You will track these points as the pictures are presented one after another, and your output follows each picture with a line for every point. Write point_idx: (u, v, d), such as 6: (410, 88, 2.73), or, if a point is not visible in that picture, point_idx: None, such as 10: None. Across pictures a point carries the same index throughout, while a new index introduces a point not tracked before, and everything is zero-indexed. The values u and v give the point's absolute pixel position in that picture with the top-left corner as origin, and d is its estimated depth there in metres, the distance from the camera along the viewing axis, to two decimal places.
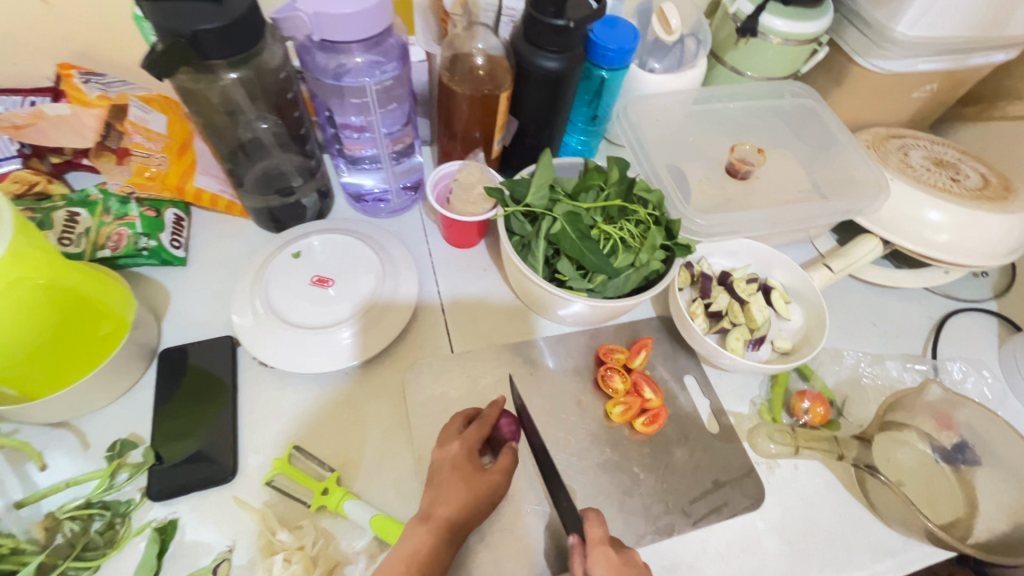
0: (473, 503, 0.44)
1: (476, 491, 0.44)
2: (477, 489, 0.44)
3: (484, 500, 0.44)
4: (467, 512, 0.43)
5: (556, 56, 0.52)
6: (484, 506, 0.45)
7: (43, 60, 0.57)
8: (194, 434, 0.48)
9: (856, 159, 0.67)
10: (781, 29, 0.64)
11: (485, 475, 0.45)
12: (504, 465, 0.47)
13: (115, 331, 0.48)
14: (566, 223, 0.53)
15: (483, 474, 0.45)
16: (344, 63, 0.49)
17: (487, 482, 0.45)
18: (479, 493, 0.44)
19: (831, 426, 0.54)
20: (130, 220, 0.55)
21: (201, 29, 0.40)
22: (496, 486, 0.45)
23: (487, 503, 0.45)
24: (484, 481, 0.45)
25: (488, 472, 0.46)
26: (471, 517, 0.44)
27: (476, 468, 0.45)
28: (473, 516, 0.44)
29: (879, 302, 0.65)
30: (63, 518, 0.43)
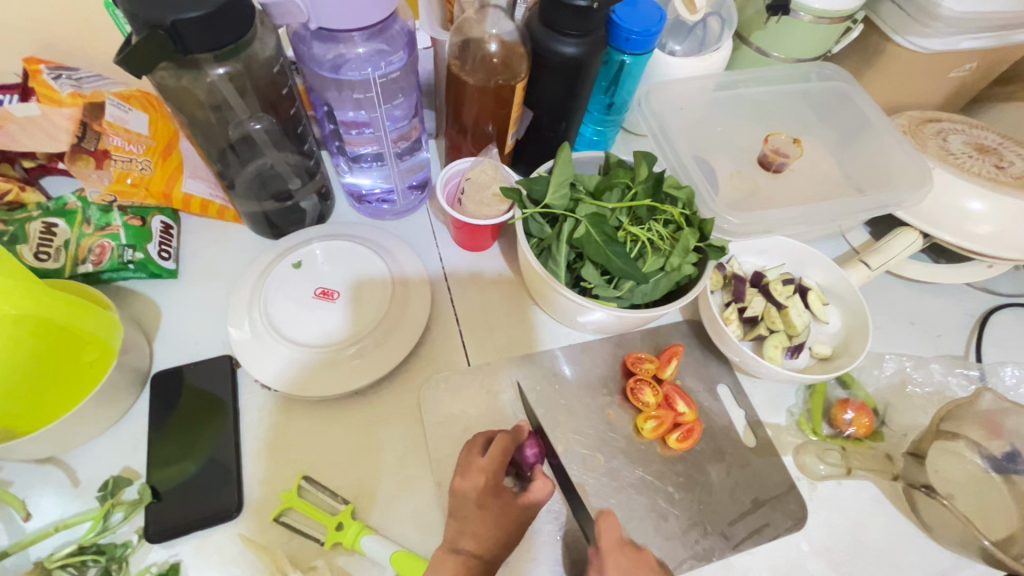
0: (500, 536, 0.41)
1: (502, 523, 0.41)
2: (504, 521, 0.41)
3: (512, 531, 0.42)
4: (494, 546, 0.41)
5: (575, 40, 0.47)
6: (512, 538, 0.42)
7: (9, 54, 0.52)
8: (191, 466, 0.44)
9: (894, 146, 0.62)
10: (815, 6, 0.59)
11: (511, 505, 0.42)
12: (533, 493, 0.43)
13: (101, 357, 0.44)
14: (591, 226, 0.49)
15: (511, 503, 0.42)
16: (343, 54, 0.44)
17: (517, 509, 0.42)
18: (505, 526, 0.41)
19: (875, 437, 0.51)
20: (113, 230, 0.50)
21: (181, 19, 0.34)
22: (524, 515, 0.42)
23: (515, 535, 0.42)
24: (510, 511, 0.42)
25: (515, 501, 0.42)
26: (499, 551, 0.41)
27: (505, 497, 0.42)
28: (501, 549, 0.41)
29: (917, 298, 0.62)
30: (53, 568, 0.39)
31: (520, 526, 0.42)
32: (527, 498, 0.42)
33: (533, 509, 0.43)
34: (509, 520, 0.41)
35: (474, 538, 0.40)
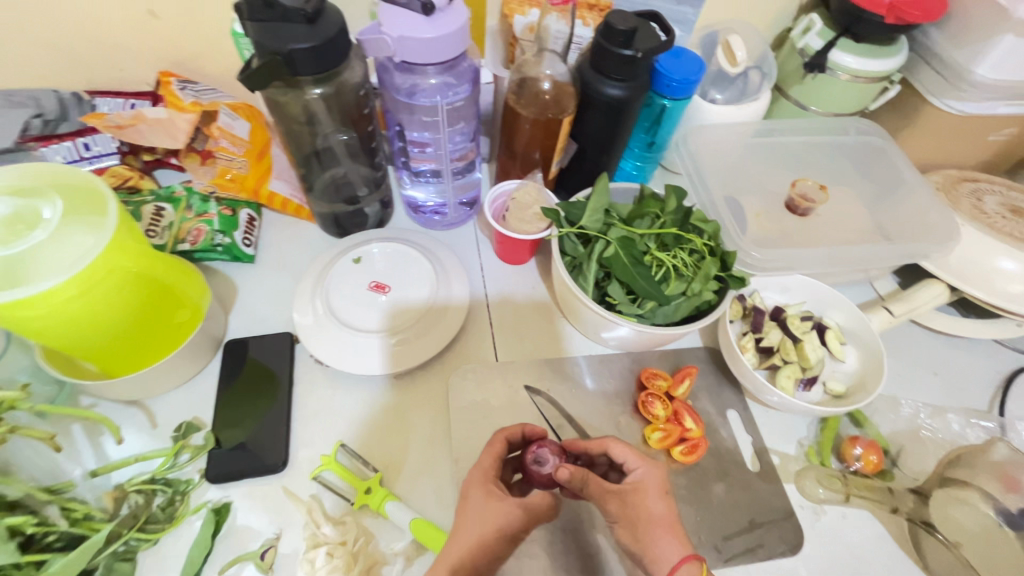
0: (492, 540, 0.41)
1: (490, 523, 0.42)
2: (496, 523, 0.42)
3: (503, 536, 0.42)
4: (486, 551, 0.41)
5: (620, 84, 0.54)
6: (504, 545, 0.41)
7: (146, 67, 0.63)
8: (246, 426, 0.51)
9: (925, 202, 0.64)
10: (851, 66, 0.64)
11: (506, 506, 0.42)
12: (529, 501, 0.44)
13: (189, 320, 0.51)
14: (620, 247, 0.53)
15: (496, 503, 0.42)
16: (418, 83, 0.52)
17: (501, 511, 0.42)
18: (498, 529, 0.42)
19: (884, 476, 0.52)
20: (208, 217, 0.60)
21: (294, 49, 0.43)
22: (520, 522, 0.42)
23: (513, 538, 0.42)
24: (504, 512, 0.42)
25: (505, 498, 0.43)
26: (490, 557, 0.41)
27: (490, 495, 0.43)
28: (494, 555, 0.41)
29: (941, 350, 0.62)
30: (130, 490, 0.46)
31: (516, 532, 0.42)
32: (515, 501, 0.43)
33: (530, 517, 0.43)
34: (504, 524, 0.42)
35: (467, 544, 0.41)
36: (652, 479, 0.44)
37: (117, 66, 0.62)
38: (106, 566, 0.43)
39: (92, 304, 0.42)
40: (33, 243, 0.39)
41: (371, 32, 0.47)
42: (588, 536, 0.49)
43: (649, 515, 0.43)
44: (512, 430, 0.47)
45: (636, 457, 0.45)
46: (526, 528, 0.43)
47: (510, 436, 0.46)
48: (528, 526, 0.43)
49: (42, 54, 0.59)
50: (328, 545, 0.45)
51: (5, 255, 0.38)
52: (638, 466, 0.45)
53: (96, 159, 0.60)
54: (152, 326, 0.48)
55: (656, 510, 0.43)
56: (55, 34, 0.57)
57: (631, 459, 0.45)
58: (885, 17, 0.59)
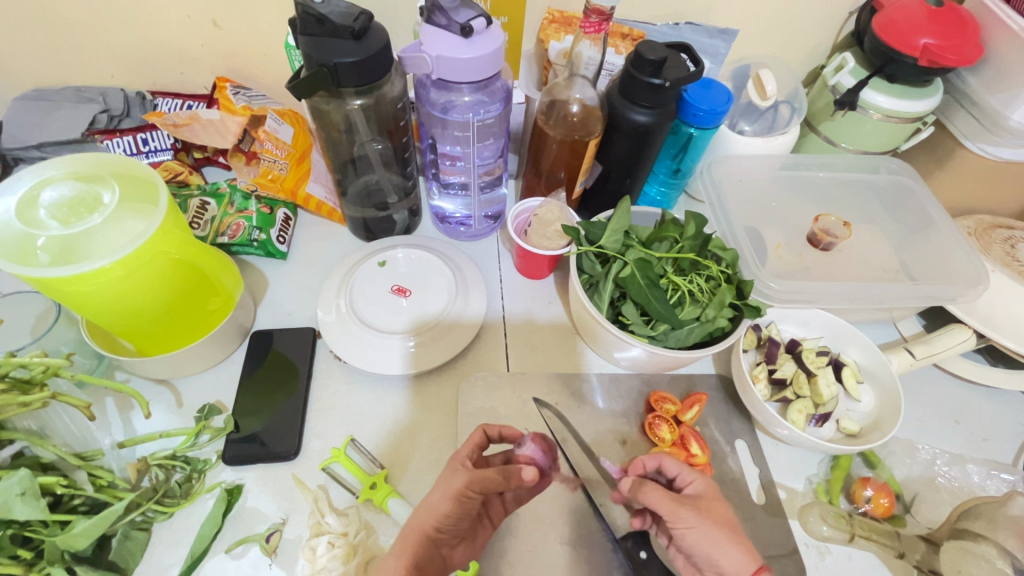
0: (438, 503, 0.45)
1: (440, 487, 0.45)
2: (444, 487, 0.45)
3: (444, 496, 0.45)
4: (431, 513, 0.44)
5: (647, 111, 0.55)
6: (446, 505, 0.44)
7: (204, 72, 0.68)
8: (263, 414, 0.53)
9: (954, 246, 0.63)
10: (883, 105, 0.64)
11: (456, 473, 0.46)
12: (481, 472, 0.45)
13: (221, 307, 0.54)
14: (636, 269, 0.54)
15: (446, 472, 0.46)
16: (452, 100, 0.55)
17: (448, 476, 0.46)
18: (444, 492, 0.45)
19: (894, 521, 0.51)
20: (248, 214, 0.63)
21: (341, 62, 0.46)
22: (464, 483, 0.45)
23: (458, 498, 0.45)
24: (448, 476, 0.46)
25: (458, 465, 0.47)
26: (434, 517, 0.44)
27: (446, 467, 0.47)
28: (440, 516, 0.44)
29: (966, 398, 0.60)
30: (152, 464, 0.48)
31: (461, 493, 0.45)
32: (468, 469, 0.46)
33: (476, 480, 0.45)
34: (450, 485, 0.45)
35: (420, 507, 0.45)
36: (710, 489, 0.48)
37: (179, 70, 0.67)
38: (123, 533, 0.45)
39: (137, 285, 0.45)
40: (91, 225, 0.42)
41: (412, 50, 0.50)
42: (585, 553, 0.49)
43: (711, 519, 0.45)
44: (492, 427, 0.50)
45: (692, 469, 0.49)
46: (472, 489, 0.45)
47: (488, 429, 0.49)
48: (474, 487, 0.45)
49: (115, 56, 0.64)
50: (330, 535, 0.47)
51: (65, 234, 0.42)
52: (694, 477, 0.48)
53: (152, 153, 0.65)
54: (186, 310, 0.51)
55: (725, 514, 0.46)
56: (129, 38, 0.63)
57: (685, 472, 0.49)
58: (918, 59, 0.59)
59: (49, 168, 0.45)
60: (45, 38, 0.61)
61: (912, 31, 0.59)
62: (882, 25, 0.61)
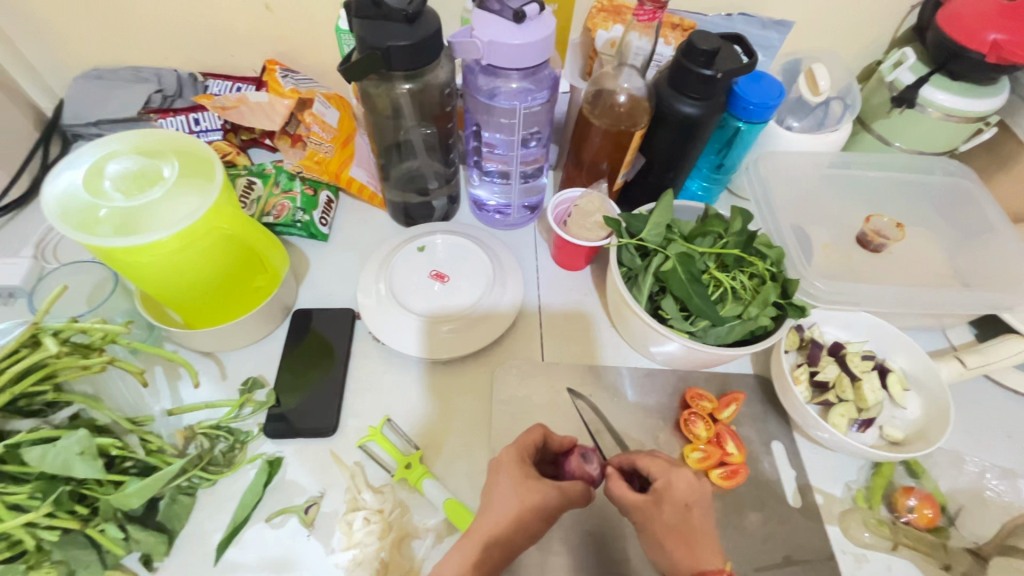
0: (525, 519, 0.42)
1: (527, 503, 0.43)
2: (531, 503, 0.43)
3: (536, 514, 0.43)
4: (517, 528, 0.42)
5: (696, 103, 0.54)
6: (537, 524, 0.43)
7: (255, 55, 0.69)
8: (302, 391, 0.55)
9: (1014, 253, 0.60)
10: (943, 104, 0.61)
11: (544, 489, 0.43)
12: (567, 486, 0.44)
13: (267, 285, 0.56)
14: (678, 263, 0.53)
15: (532, 486, 0.43)
16: (499, 86, 0.54)
17: (539, 493, 0.43)
18: (533, 509, 0.43)
19: (939, 533, 0.50)
20: (292, 195, 0.64)
21: (394, 46, 0.46)
22: (556, 504, 0.43)
23: (546, 517, 0.43)
24: (536, 492, 0.43)
25: (543, 480, 0.44)
26: (522, 534, 0.42)
27: (529, 479, 0.43)
28: (526, 531, 0.43)
29: (1019, 411, 0.58)
30: (197, 432, 0.50)
31: (549, 511, 0.43)
32: (561, 489, 0.44)
33: (564, 499, 0.44)
34: (541, 503, 0.43)
35: (502, 520, 0.42)
36: (674, 490, 0.44)
37: (231, 52, 0.68)
38: (171, 497, 0.46)
39: (190, 259, 0.46)
40: (151, 199, 0.44)
41: (462, 36, 0.50)
42: (617, 545, 0.49)
43: (663, 525, 0.43)
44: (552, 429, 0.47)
45: (659, 467, 0.46)
46: (559, 508, 0.44)
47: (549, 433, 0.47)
48: (560, 507, 0.44)
49: (171, 37, 0.66)
50: (366, 510, 0.48)
51: (127, 206, 0.43)
52: (661, 475, 0.45)
53: (203, 133, 0.67)
54: (234, 286, 0.52)
55: (674, 521, 0.43)
56: (185, 20, 0.64)
57: (656, 470, 0.46)
58: (986, 55, 0.56)
59: (114, 143, 0.47)
60: (108, 19, 0.64)
61: (982, 25, 0.56)
62: (947, 19, 0.58)
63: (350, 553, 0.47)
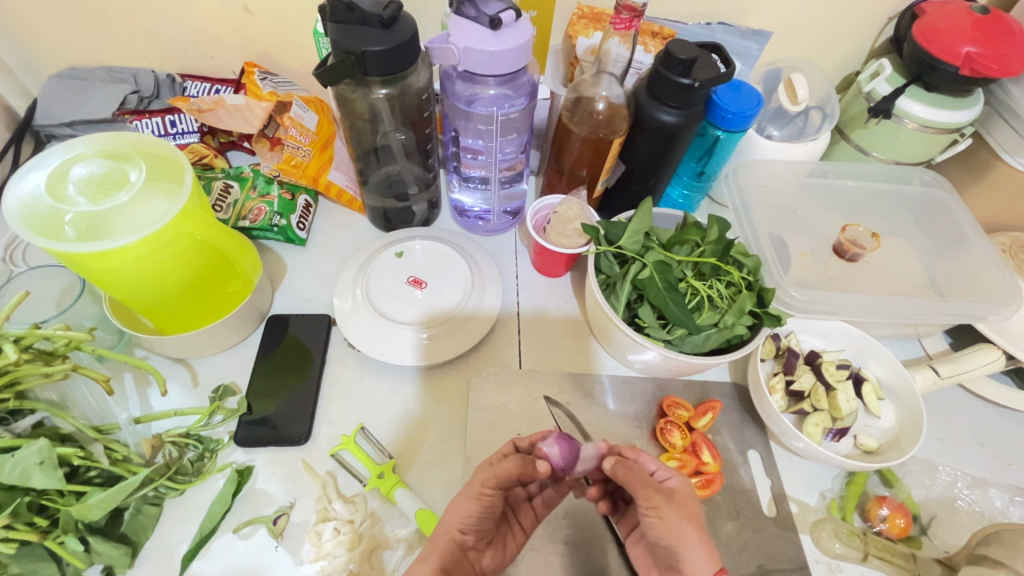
0: (461, 504, 0.43)
1: (466, 487, 0.44)
2: (467, 488, 0.44)
3: (470, 496, 0.43)
4: (455, 514, 0.43)
5: (674, 111, 0.54)
6: (469, 506, 0.43)
7: (234, 57, 0.68)
8: (275, 398, 0.54)
9: (987, 263, 0.61)
10: (920, 114, 0.62)
11: (478, 472, 0.44)
12: (499, 467, 0.43)
13: (240, 290, 0.55)
14: (656, 271, 0.53)
15: (474, 474, 0.45)
16: (477, 93, 0.54)
17: (475, 477, 0.44)
18: (467, 492, 0.44)
19: (910, 543, 0.50)
20: (269, 199, 0.64)
21: (368, 50, 0.46)
22: (483, 481, 0.43)
23: (477, 498, 0.43)
24: (474, 477, 0.44)
25: (483, 465, 0.45)
26: (459, 518, 0.43)
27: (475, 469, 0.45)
28: (463, 517, 0.43)
29: (991, 420, 0.59)
30: (165, 441, 0.49)
31: (479, 492, 0.43)
32: (491, 470, 0.43)
33: (494, 477, 0.43)
34: (473, 485, 0.44)
35: (448, 509, 0.44)
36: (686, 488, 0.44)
37: (209, 54, 0.68)
38: (135, 507, 0.46)
39: (160, 264, 0.45)
40: (118, 203, 0.43)
41: (439, 42, 0.50)
42: (590, 555, 0.49)
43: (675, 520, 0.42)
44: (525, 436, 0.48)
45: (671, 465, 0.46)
46: (490, 487, 0.43)
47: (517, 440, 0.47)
48: (491, 484, 0.43)
49: (147, 37, 0.65)
50: (337, 521, 0.48)
51: (92, 210, 0.42)
52: (671, 474, 0.45)
53: (179, 135, 0.66)
54: (206, 291, 0.52)
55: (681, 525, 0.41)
56: (161, 20, 0.63)
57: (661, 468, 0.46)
58: (959, 68, 0.57)
59: (80, 146, 0.46)
60: (81, 18, 0.62)
61: (955, 38, 0.57)
62: (922, 31, 0.59)
63: (319, 564, 0.46)
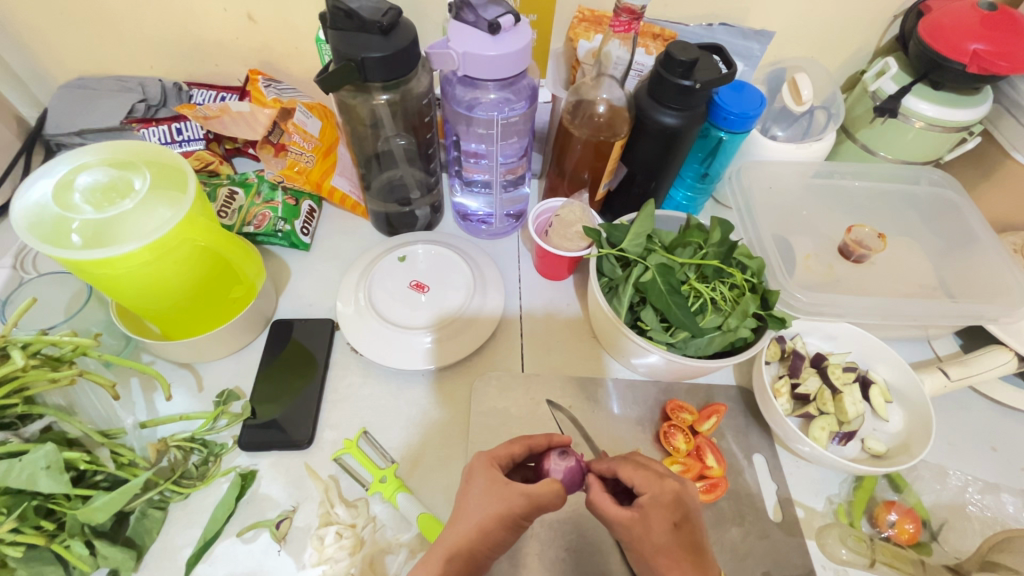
0: (488, 527, 0.40)
1: (494, 510, 0.40)
2: (496, 508, 0.41)
3: (498, 523, 0.40)
4: (483, 538, 0.40)
5: (675, 113, 0.54)
6: (499, 532, 0.40)
7: (239, 65, 0.69)
8: (279, 403, 0.54)
9: (998, 264, 0.60)
10: (927, 113, 0.61)
11: (506, 491, 0.41)
12: (539, 493, 0.41)
13: (244, 296, 0.55)
14: (658, 274, 0.52)
15: (501, 494, 0.41)
16: (478, 97, 0.54)
17: (505, 497, 0.41)
18: (495, 515, 0.40)
19: (919, 549, 0.49)
20: (274, 204, 0.64)
21: (368, 57, 0.46)
22: (522, 511, 0.40)
23: (512, 525, 0.41)
24: (502, 497, 0.41)
25: (513, 483, 0.41)
26: (487, 542, 0.40)
27: (498, 482, 0.42)
28: (492, 542, 0.41)
29: (1004, 424, 0.57)
30: (171, 445, 0.48)
31: (515, 520, 0.40)
32: (534, 498, 0.40)
33: (534, 508, 0.40)
34: (505, 510, 0.40)
35: (459, 526, 0.41)
36: (659, 506, 0.41)
37: (215, 62, 0.69)
38: (141, 511, 0.46)
39: (164, 270, 0.46)
40: (123, 210, 0.43)
41: (439, 46, 0.49)
42: (592, 560, 0.49)
43: (652, 546, 0.40)
44: (536, 438, 0.46)
45: (643, 481, 0.42)
46: (528, 515, 0.41)
47: (532, 444, 0.45)
48: (530, 514, 0.41)
49: (154, 45, 0.66)
50: (339, 525, 0.48)
51: (98, 218, 0.43)
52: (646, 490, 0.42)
53: (185, 143, 0.67)
54: (210, 297, 0.52)
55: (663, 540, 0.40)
56: (166, 29, 0.64)
57: (638, 482, 0.43)
58: (967, 66, 0.56)
59: (86, 155, 0.46)
60: (90, 28, 0.63)
61: (962, 35, 0.56)
62: (928, 29, 0.58)
63: (320, 568, 0.47)
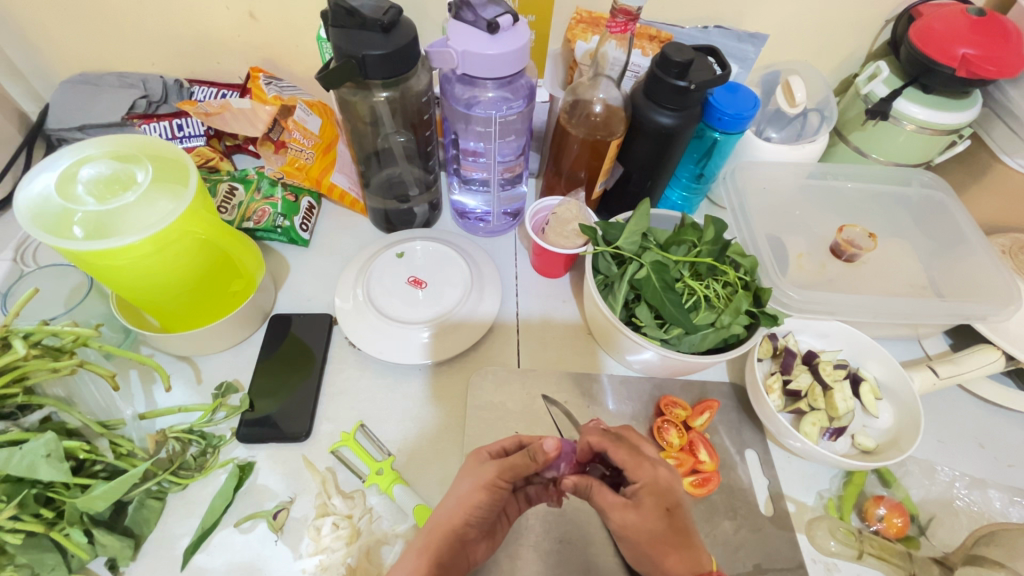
0: (468, 493, 0.43)
1: (477, 480, 0.43)
2: (472, 481, 0.44)
3: (477, 488, 0.43)
4: (462, 506, 0.43)
5: (671, 113, 0.55)
6: (477, 496, 0.43)
7: (241, 63, 0.70)
8: (277, 396, 0.55)
9: (988, 265, 0.61)
10: (917, 116, 0.62)
11: (483, 464, 0.44)
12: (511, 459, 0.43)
13: (242, 290, 0.56)
14: (652, 271, 0.53)
15: (476, 468, 0.44)
16: (476, 96, 0.55)
17: (483, 468, 0.44)
18: (474, 483, 0.43)
19: (907, 542, 0.50)
20: (273, 200, 0.65)
21: (369, 54, 0.47)
22: (496, 472, 0.43)
23: (490, 489, 0.43)
24: (476, 472, 0.44)
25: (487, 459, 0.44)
26: (467, 512, 0.42)
27: (478, 459, 0.45)
28: (472, 509, 0.42)
29: (992, 421, 0.58)
30: (169, 436, 0.49)
31: (491, 483, 0.43)
32: (505, 462, 0.43)
33: (507, 467, 0.43)
34: (479, 476, 0.43)
35: (449, 500, 0.44)
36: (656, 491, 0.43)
37: (216, 60, 0.69)
38: (139, 501, 0.47)
39: (164, 262, 0.46)
40: (125, 203, 0.44)
41: (438, 46, 0.50)
42: (587, 551, 0.49)
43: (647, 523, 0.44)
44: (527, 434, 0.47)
45: (635, 469, 0.44)
46: (503, 478, 0.43)
47: (522, 436, 0.47)
48: (505, 475, 0.43)
49: (156, 42, 0.67)
50: (336, 516, 0.49)
51: (100, 210, 0.43)
52: (639, 477, 0.44)
53: (185, 139, 0.68)
54: (209, 290, 0.53)
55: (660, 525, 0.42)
56: (169, 25, 0.65)
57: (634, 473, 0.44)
58: (956, 70, 0.57)
59: (89, 148, 0.47)
60: (94, 25, 0.64)
61: (951, 39, 0.57)
62: (919, 33, 0.59)
63: (317, 558, 0.47)
